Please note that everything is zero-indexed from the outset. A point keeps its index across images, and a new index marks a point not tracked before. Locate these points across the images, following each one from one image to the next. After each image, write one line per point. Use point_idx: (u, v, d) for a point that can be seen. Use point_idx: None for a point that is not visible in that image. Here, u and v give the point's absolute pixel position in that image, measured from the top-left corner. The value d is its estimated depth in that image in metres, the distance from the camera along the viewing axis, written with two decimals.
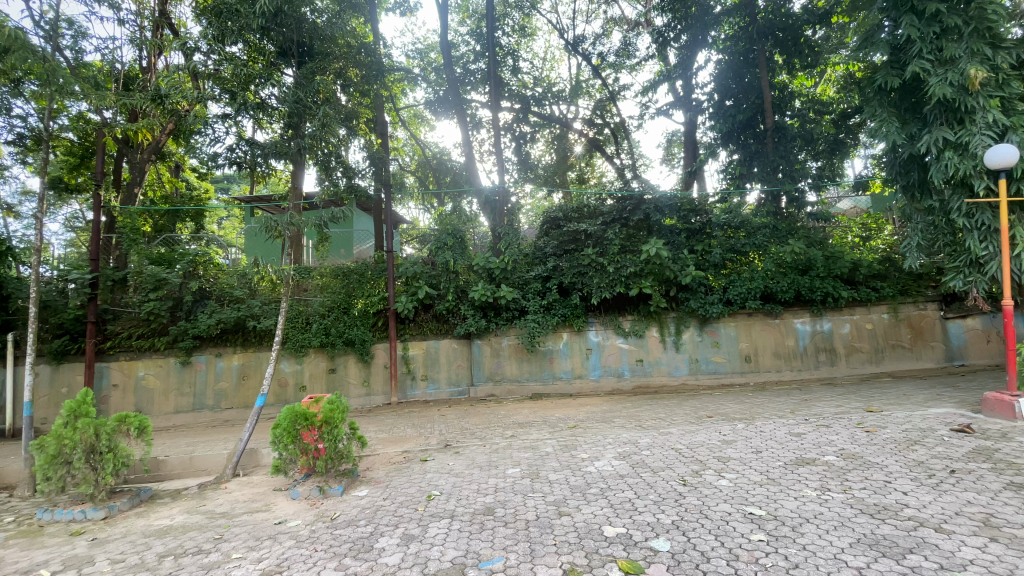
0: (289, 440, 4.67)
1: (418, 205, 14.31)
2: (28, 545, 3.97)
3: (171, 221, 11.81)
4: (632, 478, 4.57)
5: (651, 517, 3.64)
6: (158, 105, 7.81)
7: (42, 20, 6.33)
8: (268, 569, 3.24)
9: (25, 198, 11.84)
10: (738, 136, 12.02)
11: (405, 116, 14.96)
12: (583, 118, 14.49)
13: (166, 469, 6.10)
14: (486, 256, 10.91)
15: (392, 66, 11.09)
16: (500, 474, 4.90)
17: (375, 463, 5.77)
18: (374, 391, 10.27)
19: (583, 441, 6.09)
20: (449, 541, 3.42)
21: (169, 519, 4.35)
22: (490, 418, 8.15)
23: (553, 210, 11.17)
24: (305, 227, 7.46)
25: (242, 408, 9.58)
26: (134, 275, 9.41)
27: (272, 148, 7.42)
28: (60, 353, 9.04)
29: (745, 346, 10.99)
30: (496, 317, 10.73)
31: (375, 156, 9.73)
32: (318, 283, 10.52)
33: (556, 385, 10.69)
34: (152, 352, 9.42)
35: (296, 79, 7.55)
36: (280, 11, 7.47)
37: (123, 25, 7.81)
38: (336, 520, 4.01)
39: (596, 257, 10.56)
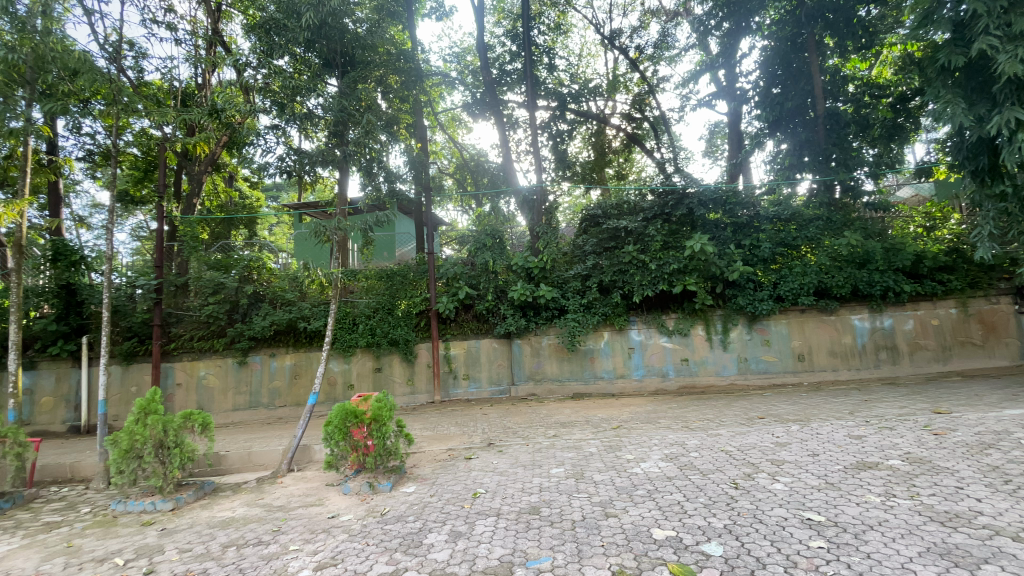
0: (340, 437, 4.83)
1: (457, 207, 14.44)
2: (105, 534, 4.28)
3: (227, 229, 12.43)
4: (680, 480, 4.45)
5: (702, 521, 3.54)
6: (214, 119, 8.22)
7: (107, 43, 6.82)
8: (323, 561, 3.36)
9: (95, 211, 12.80)
10: (787, 124, 11.46)
11: (443, 120, 15.14)
12: (621, 113, 14.25)
13: (226, 464, 6.42)
14: (525, 256, 10.95)
15: (430, 71, 11.28)
16: (544, 474, 4.88)
17: (421, 460, 5.88)
18: (418, 390, 10.48)
19: (629, 442, 5.99)
20: (495, 539, 3.44)
21: (230, 512, 4.59)
22: (532, 418, 8.15)
23: (591, 208, 11.03)
24: (352, 231, 7.71)
25: (295, 405, 10.01)
26: (194, 280, 9.95)
27: (318, 156, 7.65)
28: (129, 354, 9.70)
29: (798, 344, 10.51)
30: (536, 317, 10.72)
31: (415, 160, 9.92)
32: (363, 285, 10.77)
33: (597, 385, 10.56)
34: (212, 353, 9.97)
35: (340, 88, 7.84)
36: (324, 24, 7.79)
37: (180, 44, 8.27)
38: (385, 515, 4.12)
39: (638, 254, 10.36)
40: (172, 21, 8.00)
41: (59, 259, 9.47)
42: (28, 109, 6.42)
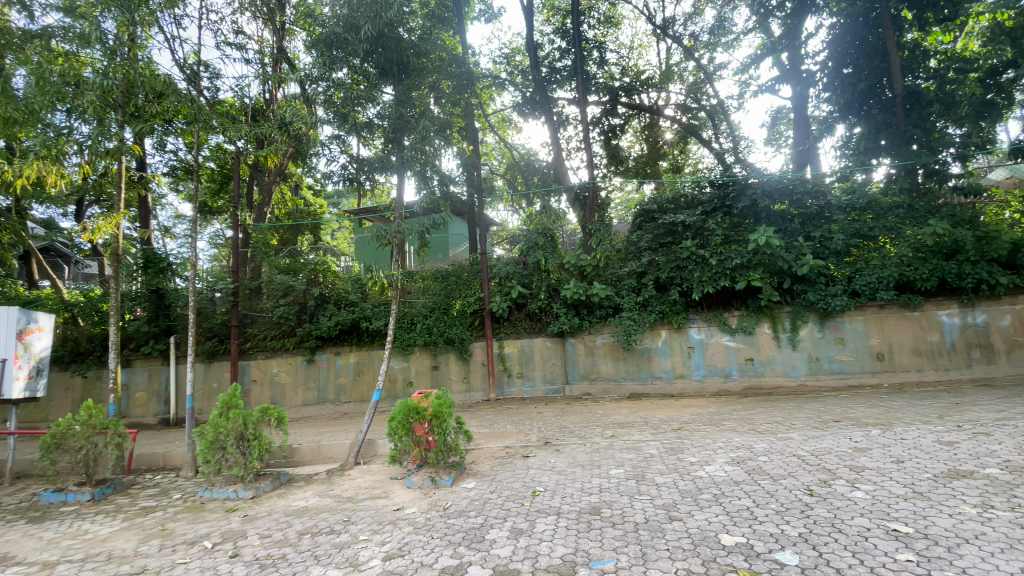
0: (403, 432, 5.02)
1: (508, 207, 14.51)
2: (195, 518, 4.66)
3: (294, 235, 13.17)
4: (749, 485, 4.26)
5: (774, 528, 3.37)
6: (283, 132, 8.73)
7: (186, 66, 7.40)
8: (390, 552, 3.50)
9: (178, 221, 13.93)
10: (860, 106, 10.61)
11: (494, 122, 15.23)
12: (675, 104, 13.81)
13: (299, 456, 6.80)
14: (578, 253, 10.85)
15: (480, 72, 11.42)
16: (604, 474, 4.83)
17: (480, 457, 5.97)
18: (473, 387, 10.65)
19: (691, 444, 5.80)
20: (558, 538, 3.44)
21: (304, 502, 4.86)
22: (588, 417, 8.07)
23: (647, 203, 10.75)
24: (410, 233, 7.99)
25: (358, 401, 10.45)
26: (266, 283, 10.62)
27: (377, 164, 8.03)
28: (210, 353, 10.47)
29: (877, 342, 9.78)
30: (589, 315, 10.61)
31: (468, 162, 10.09)
32: (420, 285, 11.06)
33: (655, 385, 10.29)
34: (283, 351, 10.60)
35: (395, 96, 8.14)
36: (381, 34, 8.01)
37: (250, 63, 8.80)
38: (448, 510, 4.22)
39: (697, 250, 10.01)
40: (242, 41, 8.52)
41: (150, 266, 10.41)
42: (120, 130, 7.01)
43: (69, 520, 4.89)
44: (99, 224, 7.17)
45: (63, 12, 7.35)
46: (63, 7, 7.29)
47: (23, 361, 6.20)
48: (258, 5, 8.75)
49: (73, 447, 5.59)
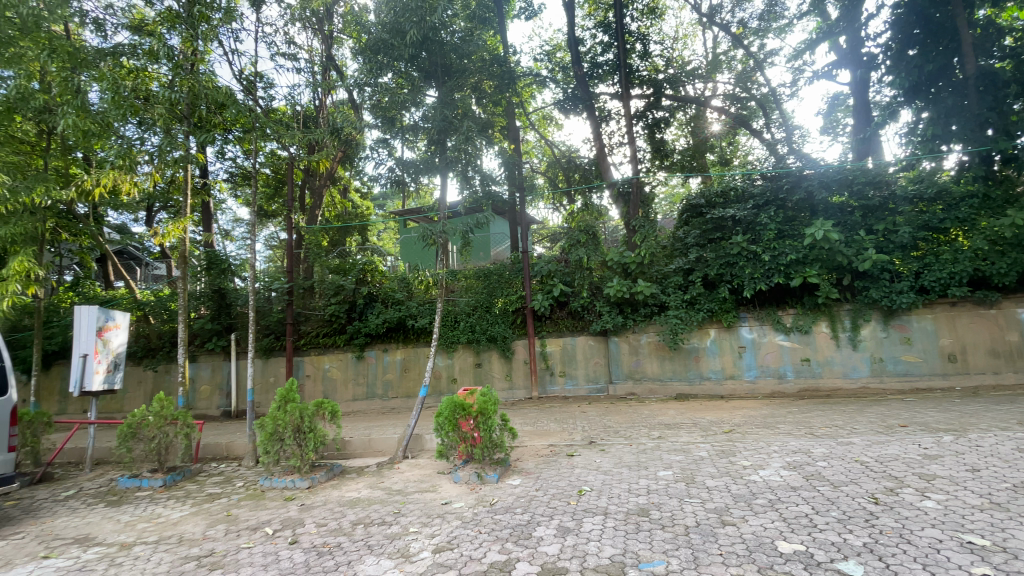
0: (450, 427, 5.11)
1: (549, 205, 14.44)
2: (256, 506, 4.93)
3: (343, 236, 13.67)
4: (807, 491, 4.07)
5: (835, 537, 3.21)
6: (333, 137, 9.04)
7: (243, 77, 7.81)
8: (440, 544, 3.58)
9: (236, 224, 14.69)
10: (928, 89, 9.86)
11: (535, 120, 15.14)
12: (723, 94, 13.32)
13: (351, 449, 7.05)
14: (621, 250, 10.66)
15: (522, 71, 11.43)
16: (651, 476, 4.74)
17: (524, 454, 6.00)
18: (516, 385, 10.71)
19: (743, 447, 5.62)
20: (605, 538, 3.41)
21: (356, 492, 5.05)
22: (633, 417, 7.94)
23: (694, 197, 10.47)
24: (454, 233, 8.12)
25: (405, 397, 10.72)
26: (319, 283, 11.10)
27: (421, 165, 8.21)
28: (267, 349, 11.04)
29: (947, 342, 9.14)
30: (634, 314, 10.43)
31: (510, 161, 10.13)
32: (463, 284, 11.24)
33: (703, 385, 10.01)
34: (334, 348, 11.02)
35: (439, 98, 8.31)
36: (426, 38, 8.16)
37: (301, 71, 9.16)
38: (494, 505, 4.27)
39: (748, 245, 9.64)
40: (293, 51, 8.87)
41: (213, 268, 11.12)
42: (186, 140, 7.46)
43: (143, 505, 5.28)
44: (168, 229, 7.67)
45: (130, 30, 7.83)
46: (132, 25, 7.79)
47: (102, 355, 6.74)
48: (308, 16, 9.09)
49: (147, 436, 6.02)
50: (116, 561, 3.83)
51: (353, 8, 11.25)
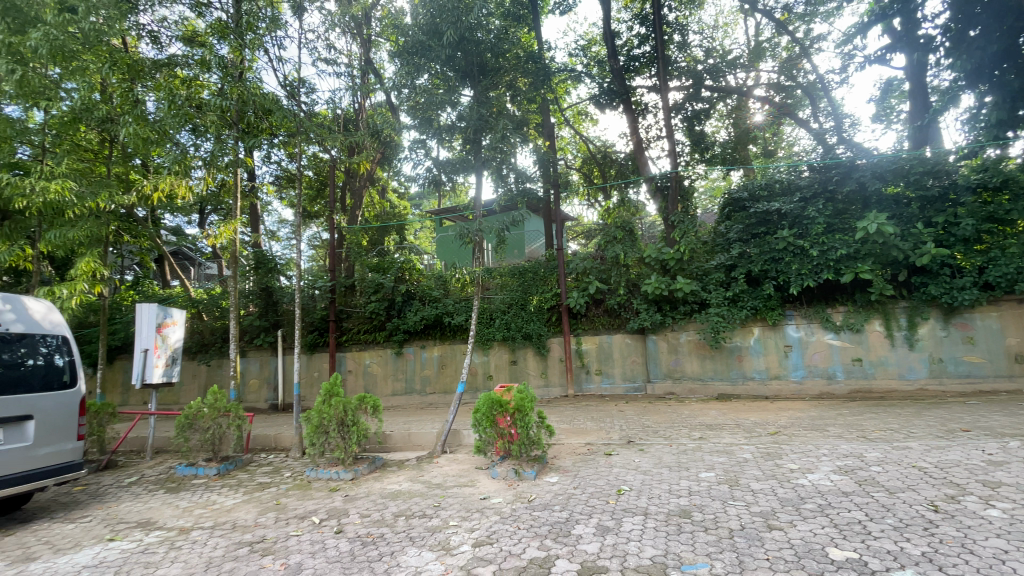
0: (488, 423, 5.17)
1: (584, 201, 14.31)
2: (304, 495, 5.14)
3: (381, 235, 13.60)
4: (859, 497, 3.89)
5: (891, 545, 3.05)
6: (373, 138, 9.27)
7: (287, 83, 8.10)
8: (480, 539, 3.63)
9: (282, 225, 15.27)
10: (992, 72, 9.19)
11: (569, 116, 14.95)
12: (766, 83, 12.82)
13: (391, 443, 7.23)
14: (659, 247, 10.44)
15: (557, 67, 11.36)
16: (693, 477, 4.65)
17: (561, 452, 6.00)
18: (552, 382, 10.70)
19: (789, 450, 5.42)
20: (646, 538, 3.37)
21: (397, 485, 5.19)
22: (672, 417, 7.80)
23: (735, 191, 10.14)
24: (490, 231, 8.18)
25: (443, 393, 10.90)
26: (359, 281, 11.43)
27: (457, 165, 8.31)
28: (312, 345, 11.46)
29: (1015, 342, 8.56)
30: (673, 311, 10.22)
31: (545, 158, 10.11)
32: (498, 282, 11.30)
33: (746, 386, 9.71)
34: (375, 344, 11.33)
35: (474, 97, 8.38)
36: (463, 38, 8.22)
37: (341, 76, 9.42)
38: (532, 502, 4.29)
39: (794, 240, 9.28)
40: (334, 57, 9.13)
41: (261, 267, 11.63)
42: (235, 145, 7.82)
43: (199, 492, 5.60)
44: (219, 231, 8.05)
45: (182, 41, 8.24)
46: (184, 36, 8.17)
47: (161, 350, 7.17)
48: (348, 21, 9.33)
49: (202, 427, 6.36)
50: (176, 544, 4.07)
51: (390, 12, 11.48)
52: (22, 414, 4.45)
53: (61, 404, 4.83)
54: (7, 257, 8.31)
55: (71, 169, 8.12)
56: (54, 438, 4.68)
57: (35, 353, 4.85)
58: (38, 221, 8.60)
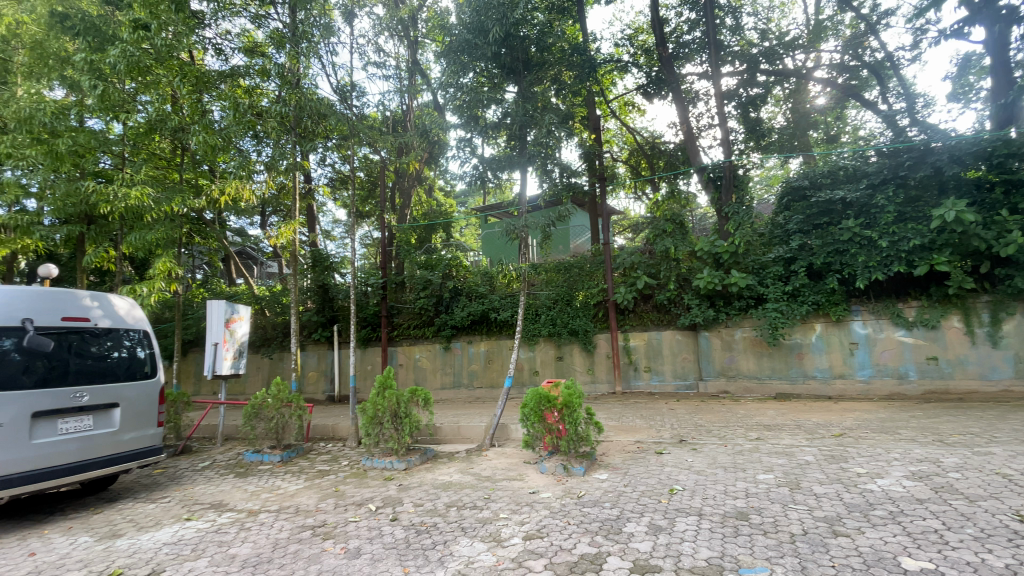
0: (535, 418, 5.20)
1: (631, 194, 14.03)
2: (360, 483, 5.37)
3: (428, 233, 13.60)
4: (935, 504, 3.63)
5: (972, 557, 2.83)
6: (422, 138, 9.48)
7: (340, 88, 8.41)
8: (530, 532, 3.66)
9: (335, 225, 15.89)
10: None
11: (615, 107, 14.63)
12: (828, 64, 12.06)
13: (442, 435, 7.41)
14: (712, 240, 10.05)
15: (603, 58, 11.15)
16: (750, 479, 4.48)
17: (611, 449, 5.94)
18: (599, 379, 10.59)
19: (855, 453, 5.12)
20: (701, 539, 3.29)
21: (448, 476, 5.32)
22: (725, 416, 7.53)
23: (795, 179, 9.63)
24: (536, 227, 8.18)
25: (489, 387, 11.02)
26: (409, 278, 11.73)
27: (501, 162, 8.37)
28: (365, 340, 11.92)
29: None
30: (726, 307, 9.84)
31: (590, 152, 9.99)
32: (544, 277, 11.28)
33: (807, 385, 9.23)
34: (424, 339, 11.65)
35: (520, 93, 8.39)
36: (509, 34, 8.22)
37: (390, 78, 9.67)
38: (582, 498, 4.28)
39: (861, 230, 8.72)
40: (383, 60, 9.38)
41: (318, 265, 12.18)
42: (293, 149, 8.24)
43: (265, 477, 5.96)
44: (280, 231, 8.50)
45: (243, 53, 8.69)
46: (245, 48, 8.64)
47: (229, 343, 7.66)
48: (396, 24, 9.55)
49: (267, 416, 6.76)
50: (245, 526, 4.36)
51: (435, 12, 11.67)
52: (109, 402, 4.89)
53: (142, 393, 5.26)
54: (93, 259, 9.08)
55: (148, 177, 8.78)
56: (137, 425, 5.11)
57: (119, 346, 5.30)
58: (120, 224, 9.36)
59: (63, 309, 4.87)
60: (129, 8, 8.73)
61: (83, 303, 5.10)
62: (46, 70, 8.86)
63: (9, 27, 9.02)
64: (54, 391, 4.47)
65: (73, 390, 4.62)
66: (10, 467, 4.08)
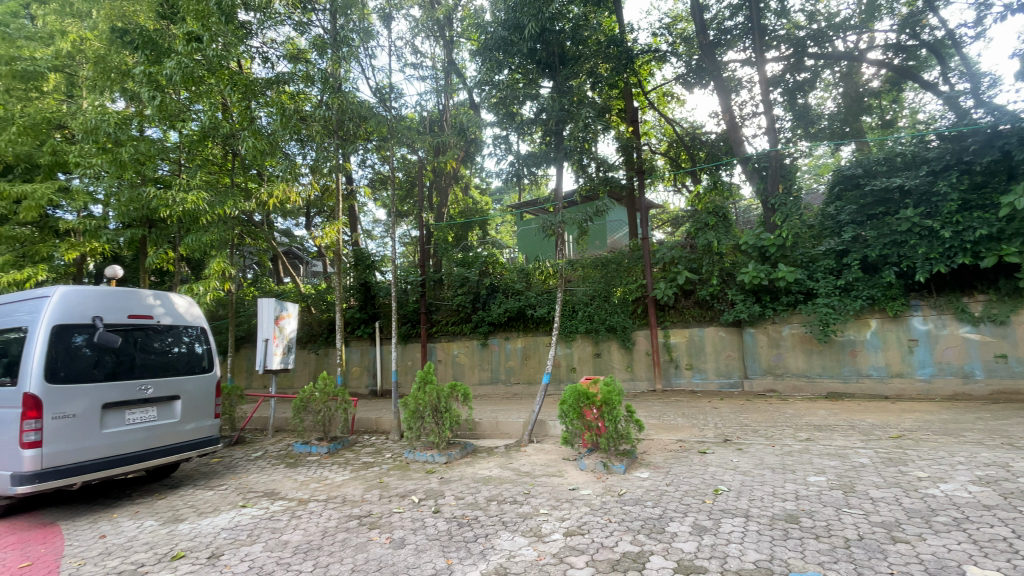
0: (574, 415, 5.17)
1: (670, 187, 13.71)
2: (403, 476, 5.51)
3: (465, 231, 13.75)
4: (1006, 511, 3.39)
5: None
6: (459, 136, 9.56)
7: (380, 90, 8.61)
8: (571, 529, 3.67)
9: (376, 224, 16.31)
10: None
11: (653, 98, 14.29)
12: (882, 44, 11.36)
13: (481, 430, 7.51)
14: (757, 233, 9.69)
15: (640, 49, 10.90)
16: (799, 480, 4.32)
17: (652, 447, 5.86)
18: (638, 376, 10.44)
19: (915, 456, 4.84)
20: (748, 541, 3.21)
21: (488, 471, 5.39)
22: (772, 415, 7.28)
23: (847, 168, 9.14)
24: (573, 222, 8.11)
25: (527, 383, 11.07)
26: (447, 275, 11.89)
27: (537, 158, 8.36)
28: (406, 336, 12.20)
29: None
30: (773, 302, 9.49)
31: (627, 145, 9.83)
32: (581, 274, 11.19)
33: (861, 384, 8.79)
34: (462, 336, 11.80)
35: (555, 87, 8.25)
36: (544, 30, 8.14)
37: (427, 79, 9.80)
38: (623, 496, 4.25)
39: (920, 220, 8.21)
40: (420, 60, 9.50)
41: (360, 263, 12.53)
42: (336, 152, 8.50)
43: (314, 468, 6.22)
44: (325, 231, 8.79)
45: (287, 59, 9.00)
46: (289, 55, 8.95)
47: (279, 340, 8.01)
48: (432, 24, 9.64)
49: (315, 410, 7.04)
50: (296, 514, 4.57)
51: (470, 11, 11.73)
52: (171, 394, 5.22)
53: (200, 386, 5.58)
54: (154, 260, 9.68)
55: (202, 182, 9.25)
56: (196, 416, 5.43)
57: (179, 341, 5.62)
58: (178, 228, 9.91)
59: (128, 307, 5.22)
60: (182, 21, 9.20)
61: (147, 301, 5.43)
62: (109, 83, 9.46)
63: (75, 44, 9.66)
64: (121, 383, 4.82)
65: (138, 383, 4.96)
66: (84, 454, 4.44)
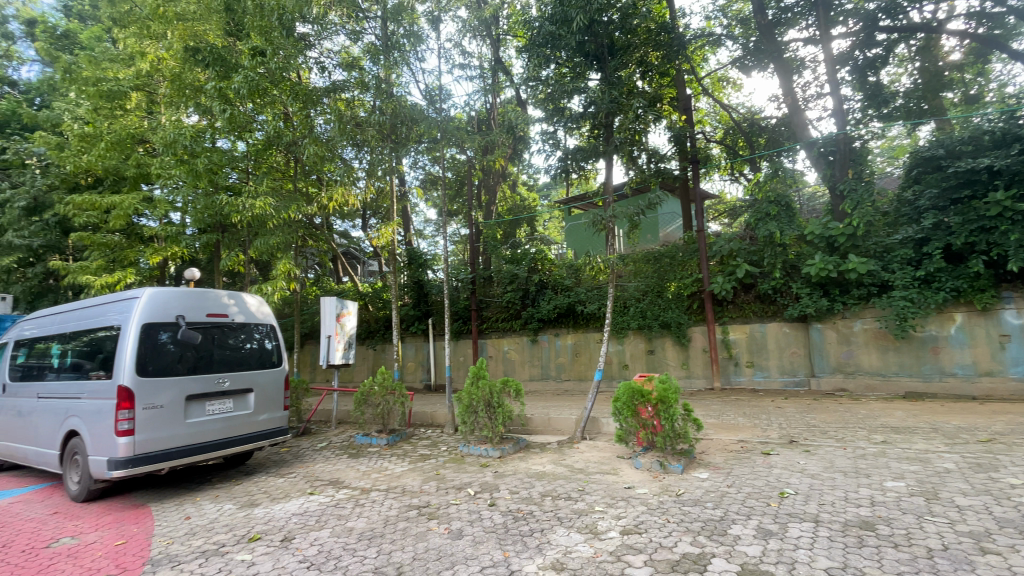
0: (628, 413, 5.13)
1: (725, 177, 13.16)
2: (459, 469, 5.65)
3: (514, 228, 13.82)
4: None
5: None
6: (507, 134, 9.60)
7: (430, 93, 8.84)
8: (627, 527, 3.63)
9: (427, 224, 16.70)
10: None
11: (708, 85, 13.74)
12: (965, 12, 10.34)
13: (534, 426, 7.56)
14: (823, 222, 9.11)
15: (691, 34, 10.50)
16: (874, 485, 4.05)
17: (711, 447, 5.67)
18: (694, 374, 10.13)
19: (1009, 461, 4.42)
20: (818, 547, 3.06)
21: (542, 466, 5.42)
22: (842, 416, 6.87)
23: (925, 148, 8.39)
24: (624, 216, 7.96)
25: (578, 380, 11.01)
26: (496, 273, 12.00)
27: (584, 152, 8.26)
28: (458, 333, 12.46)
29: None
30: (842, 295, 8.94)
31: (680, 134, 9.52)
32: (632, 269, 10.98)
33: (944, 384, 8.12)
34: (512, 332, 11.89)
35: (604, 79, 8.12)
36: (592, 22, 7.99)
37: (475, 79, 9.91)
38: (681, 496, 4.16)
39: (1013, 204, 7.46)
40: (467, 60, 9.62)
41: (413, 262, 12.90)
42: (388, 156, 8.78)
43: (374, 458, 6.50)
44: (380, 232, 9.13)
45: (342, 68, 9.36)
46: (344, 63, 9.30)
47: (340, 336, 8.40)
48: (479, 23, 9.72)
49: (375, 403, 7.36)
50: (359, 502, 4.80)
51: (517, 8, 11.74)
52: (245, 387, 5.61)
53: (271, 379, 5.95)
54: (226, 263, 10.40)
55: (268, 188, 9.83)
56: (267, 408, 5.81)
57: (251, 338, 6.01)
58: (247, 232, 10.59)
59: (206, 307, 5.63)
60: (247, 37, 9.78)
61: (223, 301, 5.84)
62: (184, 99, 10.20)
63: (154, 64, 10.46)
64: (201, 377, 5.24)
65: (216, 376, 5.38)
66: (170, 441, 4.88)
